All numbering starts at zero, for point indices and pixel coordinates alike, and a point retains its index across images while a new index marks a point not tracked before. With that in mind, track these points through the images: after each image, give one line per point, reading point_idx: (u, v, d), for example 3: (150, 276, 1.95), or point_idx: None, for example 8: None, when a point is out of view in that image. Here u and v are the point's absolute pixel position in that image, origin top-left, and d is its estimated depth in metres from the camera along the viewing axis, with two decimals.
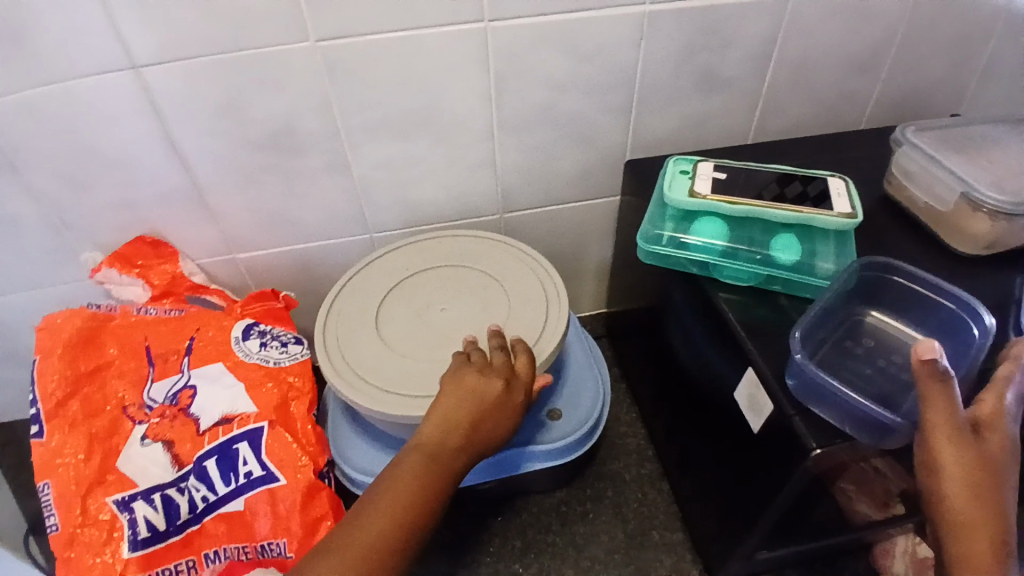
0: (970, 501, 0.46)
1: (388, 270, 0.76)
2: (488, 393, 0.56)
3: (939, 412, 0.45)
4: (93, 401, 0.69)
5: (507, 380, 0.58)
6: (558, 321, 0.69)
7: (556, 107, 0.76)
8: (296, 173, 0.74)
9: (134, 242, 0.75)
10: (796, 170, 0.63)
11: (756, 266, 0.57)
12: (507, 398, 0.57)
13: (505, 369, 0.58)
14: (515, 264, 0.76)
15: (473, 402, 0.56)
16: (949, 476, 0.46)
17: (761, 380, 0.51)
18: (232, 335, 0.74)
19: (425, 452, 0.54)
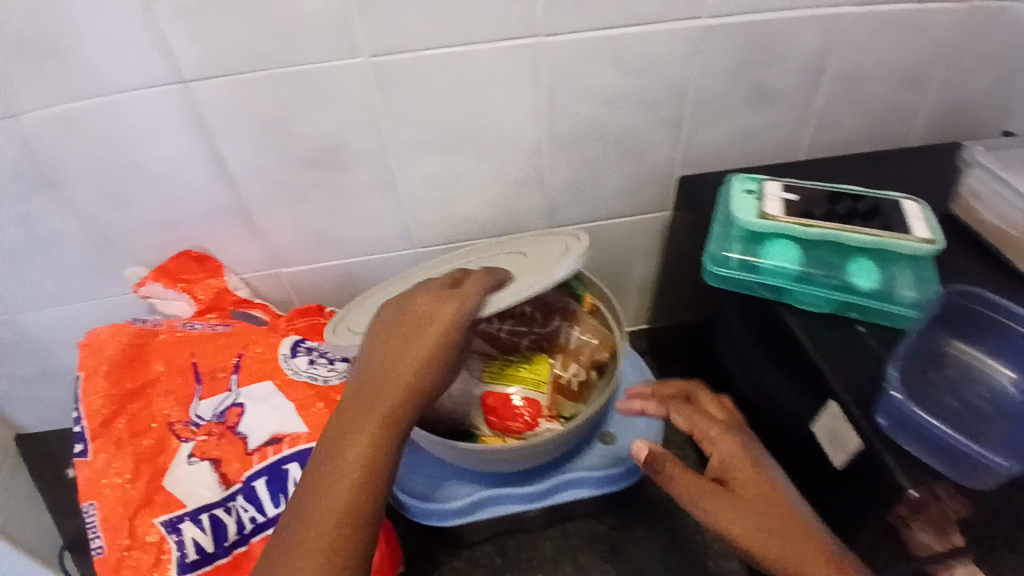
0: (761, 531, 0.52)
1: (436, 267, 0.74)
2: (416, 313, 0.54)
3: (682, 483, 0.57)
4: (139, 419, 0.68)
5: (438, 300, 0.55)
6: (572, 253, 0.58)
7: (605, 123, 0.73)
8: (344, 188, 0.72)
9: (179, 257, 0.74)
10: (847, 188, 0.63)
11: (837, 293, 0.56)
12: (439, 315, 0.53)
13: (434, 287, 0.56)
14: (553, 243, 0.68)
15: (400, 328, 0.54)
16: (730, 521, 0.54)
17: (846, 415, 0.51)
18: (279, 353, 0.72)
19: (358, 386, 0.52)
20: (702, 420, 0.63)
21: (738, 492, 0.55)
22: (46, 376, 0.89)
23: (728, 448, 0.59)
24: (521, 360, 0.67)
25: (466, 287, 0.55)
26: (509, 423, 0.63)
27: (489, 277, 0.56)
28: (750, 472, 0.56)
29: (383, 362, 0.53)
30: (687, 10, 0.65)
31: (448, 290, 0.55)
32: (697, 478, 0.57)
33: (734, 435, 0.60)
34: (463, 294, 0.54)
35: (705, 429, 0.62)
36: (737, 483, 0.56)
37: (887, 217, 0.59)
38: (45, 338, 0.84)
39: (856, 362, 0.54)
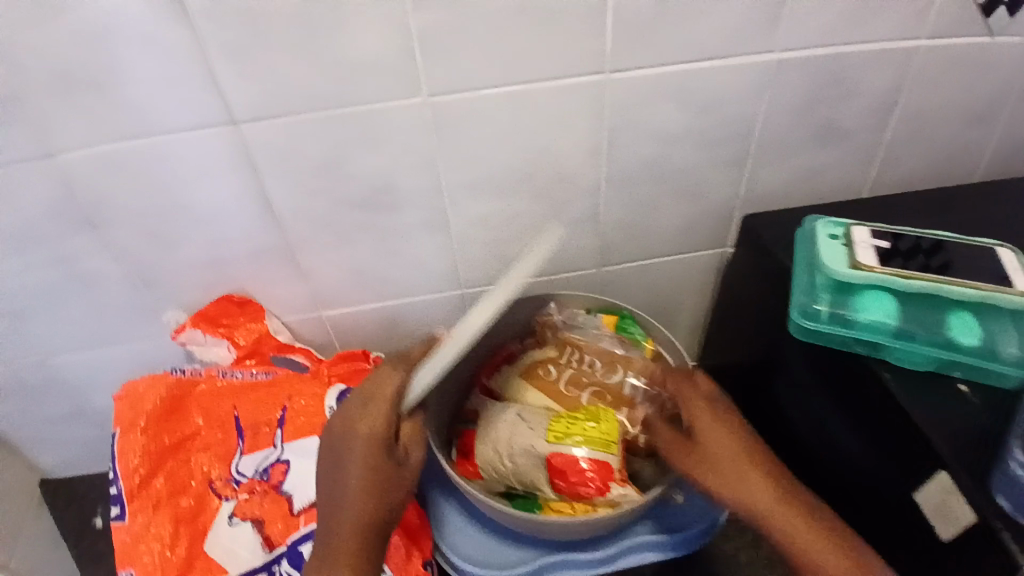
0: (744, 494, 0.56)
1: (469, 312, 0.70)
2: (341, 431, 0.58)
3: (664, 436, 0.62)
4: (177, 477, 0.66)
5: (355, 420, 0.57)
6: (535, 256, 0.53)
7: (667, 160, 0.70)
8: (393, 229, 0.69)
9: (219, 300, 0.72)
10: (914, 230, 0.61)
11: (940, 350, 0.54)
12: (356, 439, 0.56)
13: (353, 400, 0.59)
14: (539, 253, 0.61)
15: (333, 457, 0.57)
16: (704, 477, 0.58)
17: (958, 487, 0.48)
18: (325, 405, 0.68)
19: (325, 517, 0.55)
20: (685, 384, 0.63)
21: (710, 450, 0.58)
22: (72, 419, 0.86)
23: (705, 410, 0.61)
24: (583, 416, 0.62)
25: (375, 398, 0.57)
26: (580, 488, 0.59)
27: (394, 373, 0.59)
28: (726, 434, 0.59)
29: (333, 491, 0.56)
30: (760, 45, 0.63)
31: (361, 405, 0.58)
32: (673, 432, 0.62)
33: (708, 396, 0.62)
34: (380, 397, 0.58)
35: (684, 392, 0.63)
36: (706, 441, 0.59)
37: (960, 257, 0.57)
38: (76, 383, 0.81)
39: (963, 428, 0.51)
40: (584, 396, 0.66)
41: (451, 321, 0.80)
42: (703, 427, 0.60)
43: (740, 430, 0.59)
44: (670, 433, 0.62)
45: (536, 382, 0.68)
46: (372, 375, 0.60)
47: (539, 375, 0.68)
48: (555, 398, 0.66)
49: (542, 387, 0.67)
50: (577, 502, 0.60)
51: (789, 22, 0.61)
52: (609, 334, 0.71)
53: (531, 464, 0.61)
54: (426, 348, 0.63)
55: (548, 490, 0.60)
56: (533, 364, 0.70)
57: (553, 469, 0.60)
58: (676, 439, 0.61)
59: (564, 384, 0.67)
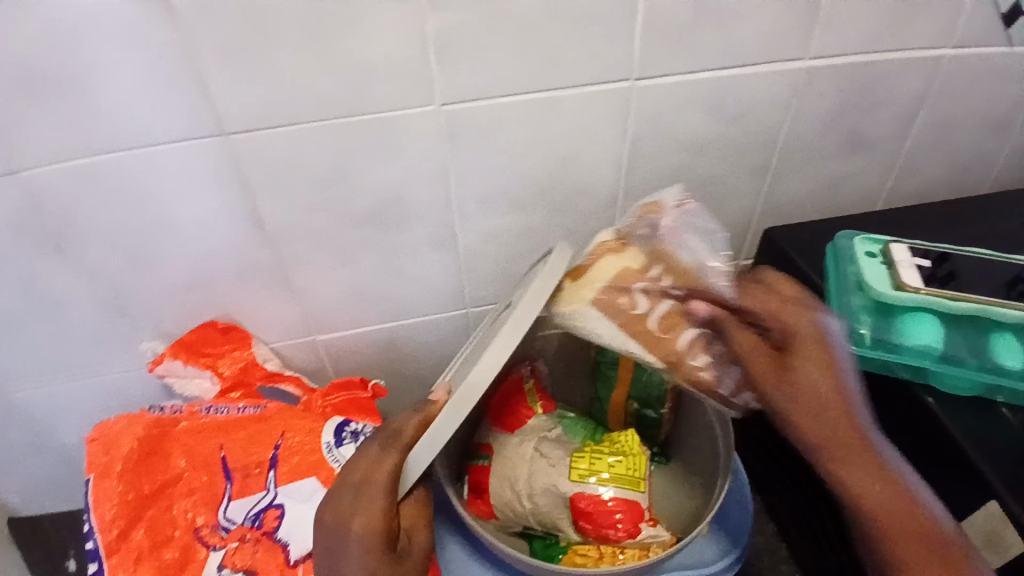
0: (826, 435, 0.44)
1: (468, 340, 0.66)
2: (328, 528, 0.46)
3: (744, 342, 0.50)
4: (159, 527, 0.59)
5: (345, 517, 0.46)
6: (530, 300, 0.48)
7: (688, 172, 0.67)
8: (399, 247, 0.64)
9: (200, 328, 0.65)
10: (951, 246, 0.58)
11: (989, 375, 0.50)
12: (349, 542, 0.45)
13: (341, 482, 0.47)
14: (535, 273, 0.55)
15: (328, 565, 0.46)
16: (802, 412, 0.45)
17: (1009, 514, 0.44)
18: (323, 442, 0.62)
19: None
20: (776, 295, 0.52)
21: (810, 381, 0.46)
22: (41, 457, 0.79)
23: (805, 327, 0.48)
24: (607, 451, 0.59)
25: (366, 495, 0.45)
26: (607, 531, 0.55)
27: (388, 456, 0.46)
28: (827, 367, 0.46)
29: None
30: (792, 52, 0.59)
31: (352, 498, 0.46)
32: (754, 337, 0.50)
33: (814, 312, 0.49)
34: (373, 490, 0.45)
35: (773, 305, 0.51)
36: (808, 370, 0.46)
37: (997, 274, 0.54)
38: (43, 418, 0.73)
39: (1008, 452, 0.48)
40: (679, 341, 0.53)
41: (454, 342, 0.75)
42: (804, 349, 0.47)
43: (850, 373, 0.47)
44: (752, 336, 0.50)
45: (620, 320, 0.51)
46: (359, 450, 0.49)
47: (621, 306, 0.51)
48: (641, 340, 0.52)
49: (627, 326, 0.52)
50: (604, 543, 0.56)
51: (823, 29, 0.58)
52: (719, 259, 0.55)
53: (553, 504, 0.57)
54: (422, 417, 0.48)
55: (572, 531, 0.57)
56: (613, 287, 0.52)
57: (577, 510, 0.56)
58: (757, 347, 0.49)
59: (656, 321, 0.52)
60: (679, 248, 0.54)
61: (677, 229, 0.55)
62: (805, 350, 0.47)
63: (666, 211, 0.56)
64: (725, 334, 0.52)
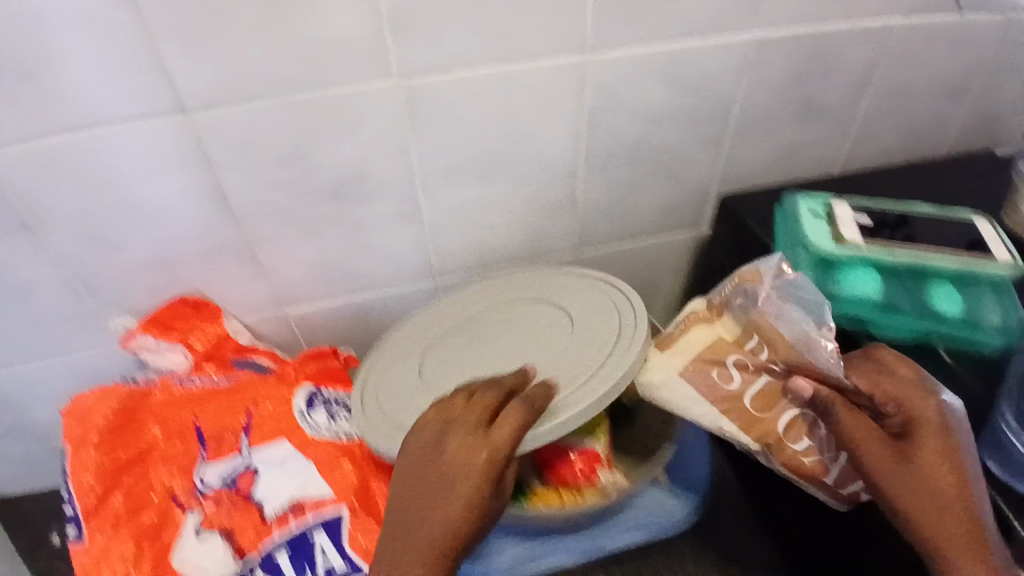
0: (944, 528, 0.43)
1: (470, 301, 0.69)
2: (449, 452, 0.51)
3: (853, 428, 0.47)
4: (137, 493, 0.60)
5: (469, 444, 0.51)
6: (635, 340, 0.57)
7: (646, 142, 0.68)
8: (363, 220, 0.66)
9: (171, 304, 0.67)
10: (891, 205, 0.60)
11: (926, 322, 0.52)
12: (468, 467, 0.50)
13: (473, 413, 0.53)
14: (602, 303, 0.64)
15: (432, 482, 0.51)
16: (924, 516, 0.44)
17: None
18: (294, 408, 0.64)
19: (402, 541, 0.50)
20: (887, 376, 0.49)
21: (931, 477, 0.45)
22: (19, 435, 0.80)
23: (930, 412, 0.46)
24: None
25: (497, 432, 0.51)
26: (567, 476, 0.58)
27: (523, 411, 0.52)
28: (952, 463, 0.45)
29: (405, 537, 0.50)
30: (740, 21, 0.61)
31: (479, 433, 0.51)
32: (867, 422, 0.47)
33: (933, 397, 0.47)
34: (499, 435, 0.51)
35: (898, 389, 0.48)
36: (931, 466, 0.45)
37: (930, 232, 0.57)
38: (19, 395, 0.75)
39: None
40: (779, 420, 0.52)
41: None
42: (926, 441, 0.46)
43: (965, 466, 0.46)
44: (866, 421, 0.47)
45: (710, 394, 0.54)
46: (471, 396, 0.55)
47: (713, 380, 0.54)
48: (736, 417, 0.53)
49: (717, 401, 0.53)
50: (564, 488, 0.58)
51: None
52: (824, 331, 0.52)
53: None
54: (545, 388, 0.55)
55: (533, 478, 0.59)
56: (704, 357, 0.55)
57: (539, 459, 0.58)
58: (873, 436, 0.47)
59: (752, 400, 0.53)
60: (780, 319, 0.53)
61: (776, 300, 0.54)
62: (931, 441, 0.45)
63: (766, 280, 0.55)
64: (831, 416, 0.49)
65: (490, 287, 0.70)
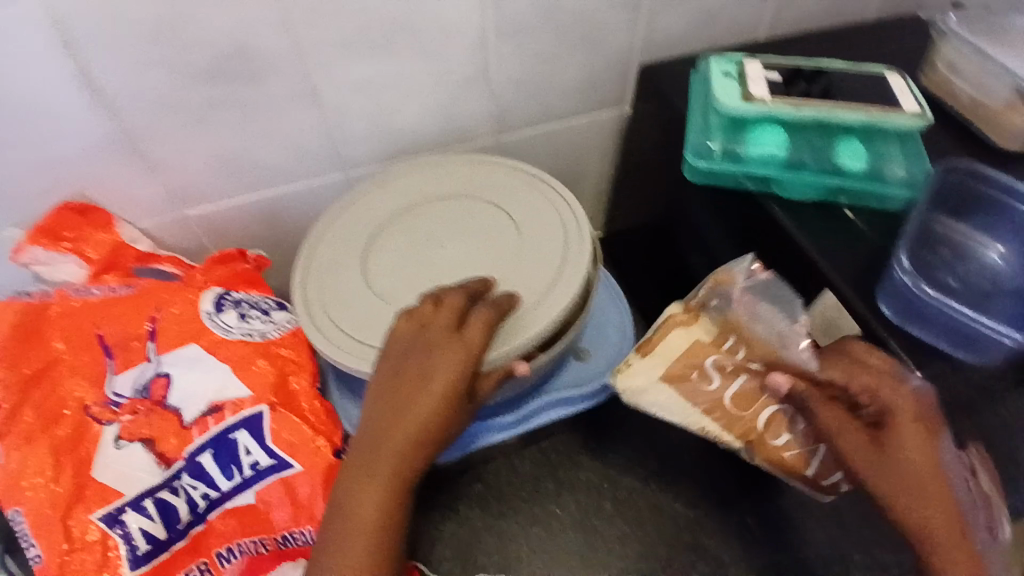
0: (918, 513, 0.43)
1: (400, 190, 0.65)
2: (421, 359, 0.49)
3: (829, 422, 0.47)
4: (49, 406, 0.57)
5: (441, 345, 0.50)
6: (578, 253, 0.58)
7: (559, 5, 0.63)
8: (255, 103, 0.61)
9: (58, 211, 0.62)
10: (808, 60, 0.58)
11: (827, 177, 0.51)
12: (442, 370, 0.49)
13: (442, 317, 0.51)
14: (544, 207, 0.62)
15: (403, 387, 0.49)
16: (907, 507, 0.43)
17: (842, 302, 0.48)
18: (201, 311, 0.63)
19: (371, 450, 0.48)
20: (860, 367, 0.45)
21: (908, 463, 0.44)
22: None
23: (904, 404, 0.44)
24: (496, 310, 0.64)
25: (469, 334, 0.50)
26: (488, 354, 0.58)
27: (490, 316, 0.52)
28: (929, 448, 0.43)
29: (382, 430, 0.48)
30: None
31: (451, 335, 0.50)
32: (843, 412, 0.47)
33: (905, 381, 0.44)
34: (470, 341, 0.50)
35: (870, 379, 0.44)
36: (909, 454, 0.44)
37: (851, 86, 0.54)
38: None
39: (853, 258, 0.49)
40: (757, 418, 0.52)
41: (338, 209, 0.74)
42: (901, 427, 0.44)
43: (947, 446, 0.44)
44: (841, 410, 0.47)
45: (690, 397, 0.54)
46: (439, 300, 0.52)
47: (691, 381, 0.53)
48: (718, 420, 0.53)
49: (697, 403, 0.53)
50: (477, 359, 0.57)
51: None
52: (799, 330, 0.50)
53: None
54: (509, 295, 0.55)
55: None
56: (684, 361, 0.54)
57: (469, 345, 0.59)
58: (850, 429, 0.46)
59: (730, 398, 0.53)
60: (754, 320, 0.51)
61: (749, 298, 0.52)
62: (905, 429, 0.44)
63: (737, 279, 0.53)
64: (809, 410, 0.48)
65: (415, 175, 0.66)
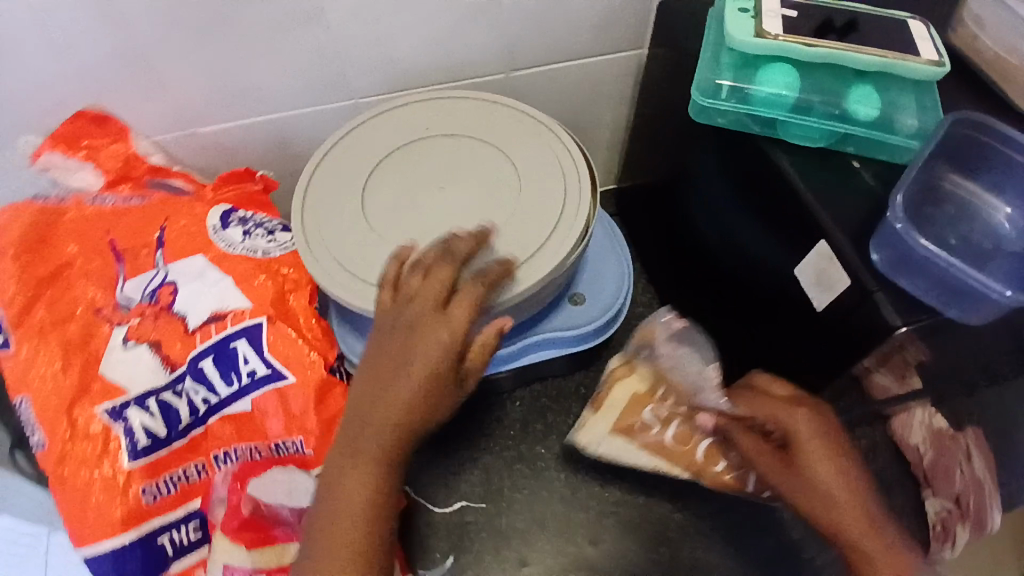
0: (836, 517, 0.52)
1: (404, 121, 0.64)
2: (404, 338, 0.48)
3: (750, 447, 0.58)
4: (60, 306, 0.60)
5: (424, 324, 0.48)
6: (578, 198, 0.59)
7: None
8: (262, 18, 0.61)
9: (72, 120, 0.63)
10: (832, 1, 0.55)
11: (833, 123, 0.50)
12: (421, 349, 0.47)
13: (426, 295, 0.49)
14: (547, 148, 0.62)
15: (388, 365, 0.47)
16: (823, 513, 0.53)
17: (835, 253, 0.46)
18: (208, 226, 0.65)
19: (356, 426, 0.47)
20: (765, 399, 0.55)
21: (817, 474, 0.53)
22: None
23: (802, 425, 0.53)
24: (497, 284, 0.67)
25: (451, 311, 0.48)
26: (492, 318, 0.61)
27: (474, 293, 0.50)
28: (828, 461, 0.53)
29: (364, 408, 0.47)
30: None
31: (434, 313, 0.48)
32: (760, 438, 0.57)
33: (802, 407, 0.53)
34: (452, 319, 0.48)
35: (770, 408, 0.54)
36: (814, 470, 0.53)
37: (870, 31, 0.52)
38: None
39: (854, 207, 0.48)
40: (694, 454, 0.63)
41: None
42: (799, 446, 0.53)
43: (851, 463, 0.54)
44: (757, 439, 0.57)
45: (641, 442, 0.65)
46: (427, 271, 0.51)
47: (638, 430, 0.65)
48: (665, 458, 0.64)
49: (646, 446, 0.65)
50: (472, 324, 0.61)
51: None
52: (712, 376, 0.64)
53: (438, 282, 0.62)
54: (501, 266, 0.53)
55: None
56: (629, 413, 0.66)
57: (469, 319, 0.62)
58: (767, 450, 0.57)
59: (671, 439, 0.64)
60: (677, 369, 0.66)
61: (672, 349, 0.67)
62: (807, 448, 0.53)
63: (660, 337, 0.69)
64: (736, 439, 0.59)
65: (427, 108, 0.65)
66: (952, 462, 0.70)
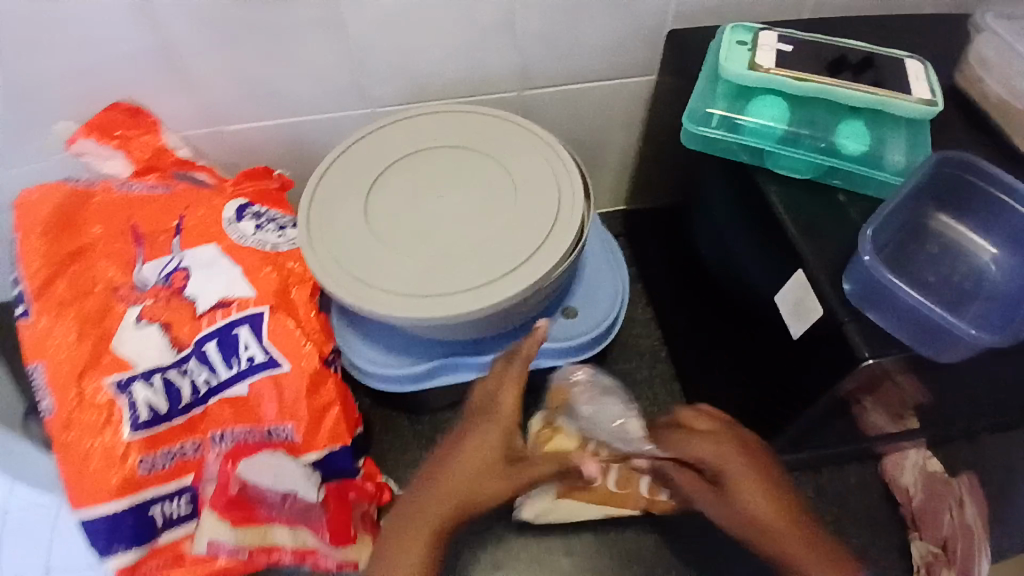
0: (786, 546, 0.52)
1: (412, 132, 0.67)
2: (475, 418, 0.56)
3: (688, 484, 0.58)
4: (80, 283, 0.64)
5: (492, 405, 0.56)
6: (570, 211, 0.61)
7: None
8: (287, 27, 0.65)
9: (109, 109, 0.67)
10: (832, 38, 0.56)
11: (820, 156, 0.51)
12: (485, 426, 0.54)
13: (499, 379, 0.57)
14: (545, 165, 0.64)
15: (457, 441, 0.55)
16: (768, 543, 0.53)
17: (812, 287, 0.47)
18: (223, 218, 0.68)
19: (420, 491, 0.53)
20: (689, 437, 0.58)
21: (750, 505, 0.53)
22: None
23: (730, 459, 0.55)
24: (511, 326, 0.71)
25: (512, 392, 0.56)
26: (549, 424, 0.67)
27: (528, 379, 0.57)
28: (759, 491, 0.54)
29: (431, 479, 0.54)
30: None
31: (501, 396, 0.56)
32: (694, 475, 0.58)
33: (726, 442, 0.56)
34: (513, 401, 0.55)
35: (700, 447, 0.56)
36: (744, 499, 0.54)
37: (878, 70, 0.53)
38: None
39: (834, 240, 0.49)
40: (637, 493, 0.66)
41: None
42: (731, 483, 0.54)
43: (781, 492, 0.54)
44: (691, 474, 0.58)
45: (587, 497, 0.66)
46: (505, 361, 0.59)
47: (582, 489, 0.65)
48: (611, 503, 0.66)
49: (590, 498, 0.66)
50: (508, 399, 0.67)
51: None
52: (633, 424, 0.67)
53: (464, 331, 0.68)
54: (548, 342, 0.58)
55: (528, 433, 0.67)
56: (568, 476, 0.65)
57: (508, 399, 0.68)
58: (699, 485, 0.57)
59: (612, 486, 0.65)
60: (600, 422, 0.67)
61: (592, 398, 0.69)
62: (736, 480, 0.54)
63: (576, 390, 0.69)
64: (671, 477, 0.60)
65: (436, 118, 0.68)
66: (941, 505, 0.67)
